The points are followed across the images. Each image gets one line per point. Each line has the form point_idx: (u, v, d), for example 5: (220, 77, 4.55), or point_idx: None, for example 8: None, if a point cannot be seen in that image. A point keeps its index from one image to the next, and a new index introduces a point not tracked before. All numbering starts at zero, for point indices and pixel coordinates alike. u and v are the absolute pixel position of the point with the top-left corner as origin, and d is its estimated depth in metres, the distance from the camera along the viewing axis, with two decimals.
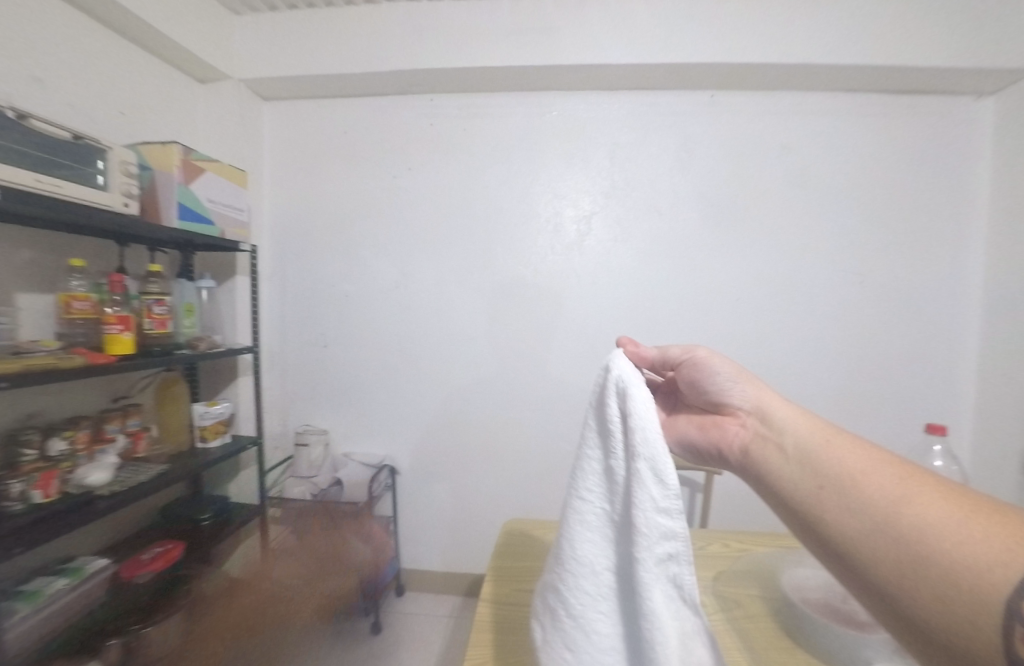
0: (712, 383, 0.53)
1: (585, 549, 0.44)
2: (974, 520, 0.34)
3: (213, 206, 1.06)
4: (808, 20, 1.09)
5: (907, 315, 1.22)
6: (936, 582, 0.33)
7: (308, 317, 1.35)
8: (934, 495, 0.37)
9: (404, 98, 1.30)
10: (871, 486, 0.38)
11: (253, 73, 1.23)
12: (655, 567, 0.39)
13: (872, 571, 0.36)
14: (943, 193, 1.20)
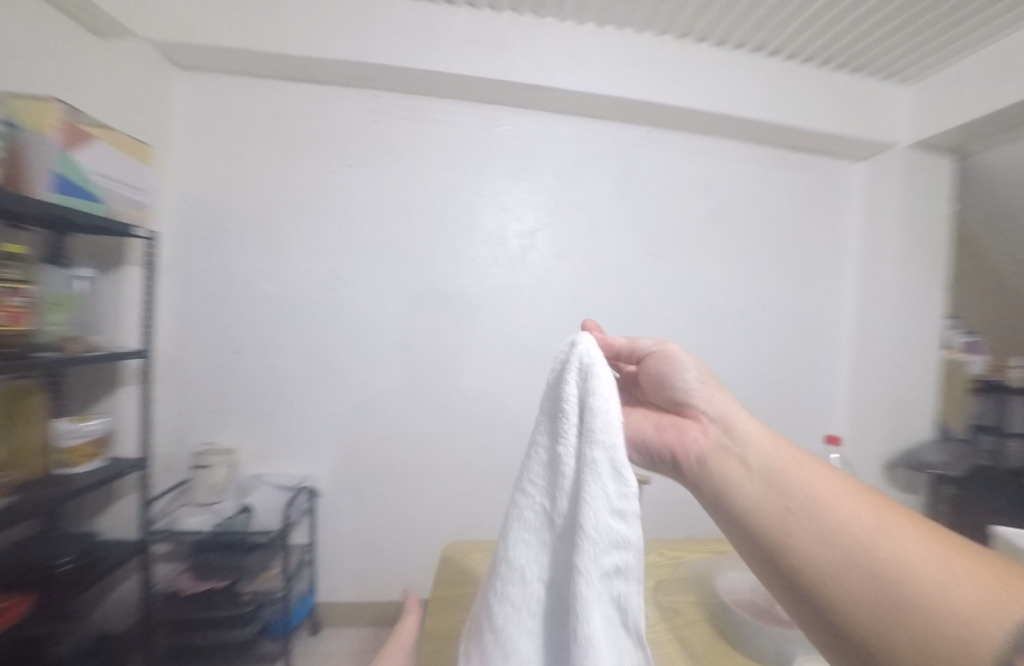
0: (679, 383, 0.47)
1: (520, 552, 0.37)
2: (951, 558, 0.33)
3: (101, 180, 0.90)
4: (729, 77, 1.24)
5: (798, 339, 1.42)
6: (912, 624, 0.30)
7: (216, 317, 1.18)
8: (905, 527, 0.35)
9: (345, 89, 1.22)
10: (845, 515, 0.35)
11: (161, 34, 1.07)
12: (598, 582, 0.32)
13: (840, 607, 0.33)
14: (825, 237, 1.43)
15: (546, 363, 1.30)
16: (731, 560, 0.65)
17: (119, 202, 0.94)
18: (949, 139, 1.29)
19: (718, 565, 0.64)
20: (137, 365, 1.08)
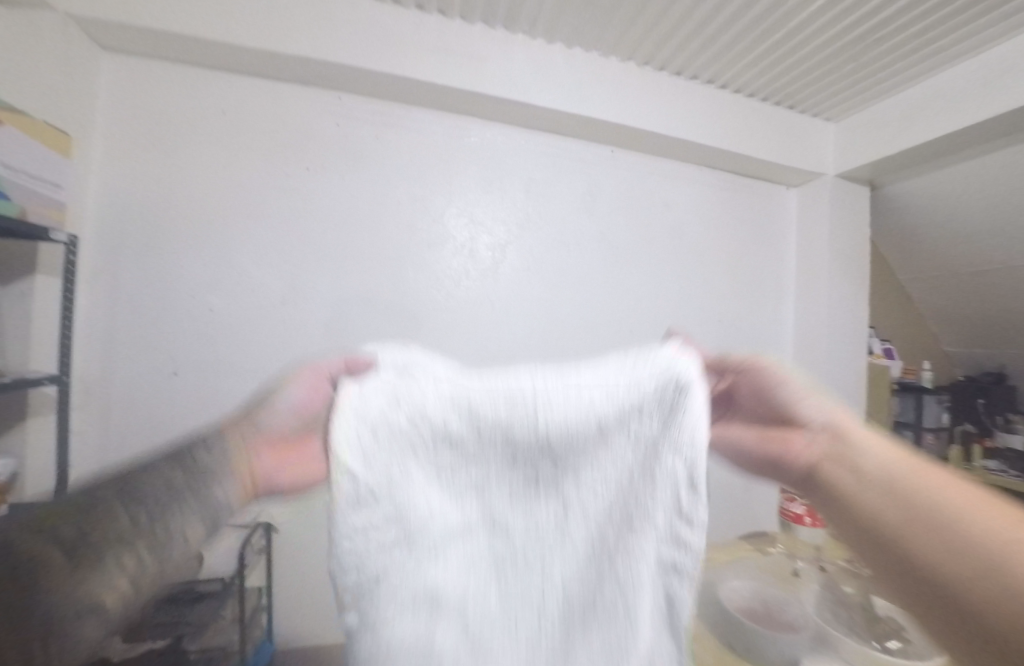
0: (784, 395, 0.46)
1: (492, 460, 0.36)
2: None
3: (11, 175, 0.75)
4: (685, 105, 1.33)
5: (746, 348, 1.54)
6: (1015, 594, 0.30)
7: (149, 334, 1.04)
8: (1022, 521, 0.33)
9: (305, 88, 1.14)
10: (944, 505, 0.35)
11: (84, 8, 0.93)
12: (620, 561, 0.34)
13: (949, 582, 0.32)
14: (767, 256, 1.57)
15: None
16: (725, 568, 0.68)
17: (31, 200, 0.80)
18: (866, 172, 1.47)
19: (713, 575, 0.67)
20: (51, 392, 0.92)
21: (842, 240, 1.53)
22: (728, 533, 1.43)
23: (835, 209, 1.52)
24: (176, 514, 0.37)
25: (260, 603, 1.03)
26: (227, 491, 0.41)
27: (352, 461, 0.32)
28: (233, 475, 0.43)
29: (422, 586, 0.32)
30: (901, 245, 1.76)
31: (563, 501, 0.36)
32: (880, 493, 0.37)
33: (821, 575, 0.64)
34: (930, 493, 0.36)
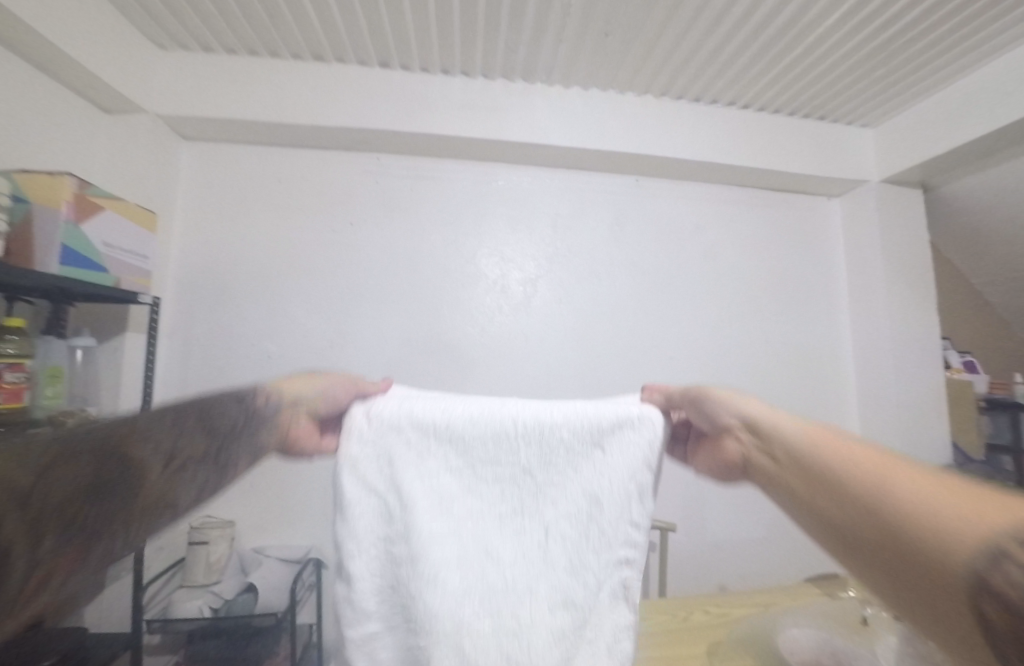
0: (712, 413, 0.50)
1: (484, 476, 0.45)
2: (943, 496, 0.29)
3: (108, 251, 0.90)
4: (707, 128, 1.34)
5: (800, 368, 1.44)
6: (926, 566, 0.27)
7: (215, 381, 1.15)
8: (920, 478, 0.31)
9: (348, 153, 1.27)
10: (869, 477, 0.33)
11: (170, 110, 1.13)
12: (578, 574, 0.42)
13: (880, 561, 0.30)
14: (813, 270, 1.49)
15: None
16: (784, 615, 0.62)
17: (123, 271, 0.94)
18: (914, 174, 1.38)
19: (771, 622, 0.61)
20: None
21: (896, 247, 1.43)
22: (798, 575, 1.30)
23: (885, 215, 1.43)
24: (234, 448, 0.45)
25: (310, 643, 1.04)
26: (266, 440, 0.50)
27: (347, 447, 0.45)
28: (275, 430, 0.51)
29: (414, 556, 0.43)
30: (973, 246, 1.60)
31: (540, 524, 0.44)
32: (793, 469, 0.40)
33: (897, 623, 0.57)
34: (843, 463, 0.35)
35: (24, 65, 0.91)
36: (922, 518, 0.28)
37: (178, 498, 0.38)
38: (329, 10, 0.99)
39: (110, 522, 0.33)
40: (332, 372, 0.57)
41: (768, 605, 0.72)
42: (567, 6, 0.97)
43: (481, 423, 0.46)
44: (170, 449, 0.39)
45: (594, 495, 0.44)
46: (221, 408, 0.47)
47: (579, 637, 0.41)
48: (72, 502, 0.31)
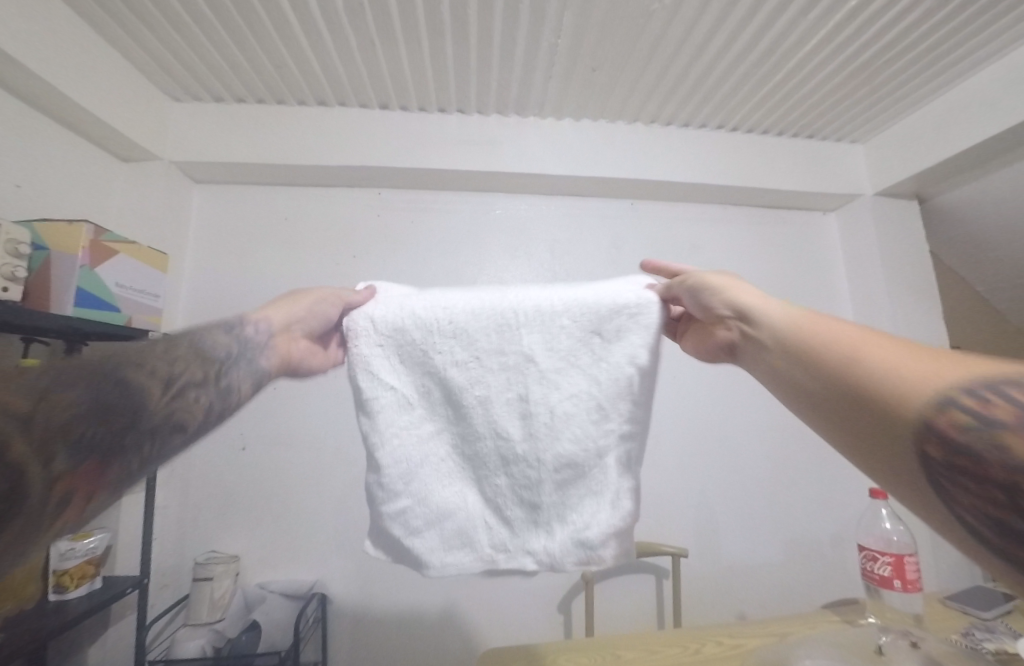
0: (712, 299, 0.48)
1: (489, 370, 0.48)
2: (912, 359, 0.30)
3: (121, 291, 0.94)
4: (697, 151, 1.38)
5: None
6: (877, 415, 0.29)
7: None
8: (897, 346, 0.32)
9: (351, 189, 1.33)
10: (854, 346, 0.33)
11: (183, 155, 1.20)
12: (580, 441, 0.45)
13: (845, 422, 0.31)
14: (813, 284, 1.49)
15: None
16: (798, 647, 0.60)
17: (135, 310, 0.97)
18: (908, 186, 1.40)
19: (787, 653, 0.59)
20: None
21: (896, 259, 1.43)
22: (821, 601, 1.24)
23: (882, 227, 1.44)
24: (232, 374, 0.47)
25: None
26: (267, 365, 0.52)
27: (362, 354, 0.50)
28: (269, 356, 0.53)
29: (434, 439, 0.49)
30: (979, 253, 1.58)
31: (543, 407, 0.47)
32: (775, 338, 0.40)
33: (917, 651, 0.54)
34: (830, 333, 0.36)
35: (49, 122, 0.99)
36: (890, 375, 0.29)
37: (185, 417, 0.40)
38: (332, 58, 1.06)
39: (117, 439, 0.34)
40: (322, 292, 0.59)
41: (784, 635, 0.69)
42: (555, 45, 1.03)
43: (483, 318, 0.49)
44: (164, 374, 0.40)
45: (596, 373, 0.47)
46: (211, 337, 0.48)
47: (582, 487, 0.45)
48: (76, 423, 0.31)
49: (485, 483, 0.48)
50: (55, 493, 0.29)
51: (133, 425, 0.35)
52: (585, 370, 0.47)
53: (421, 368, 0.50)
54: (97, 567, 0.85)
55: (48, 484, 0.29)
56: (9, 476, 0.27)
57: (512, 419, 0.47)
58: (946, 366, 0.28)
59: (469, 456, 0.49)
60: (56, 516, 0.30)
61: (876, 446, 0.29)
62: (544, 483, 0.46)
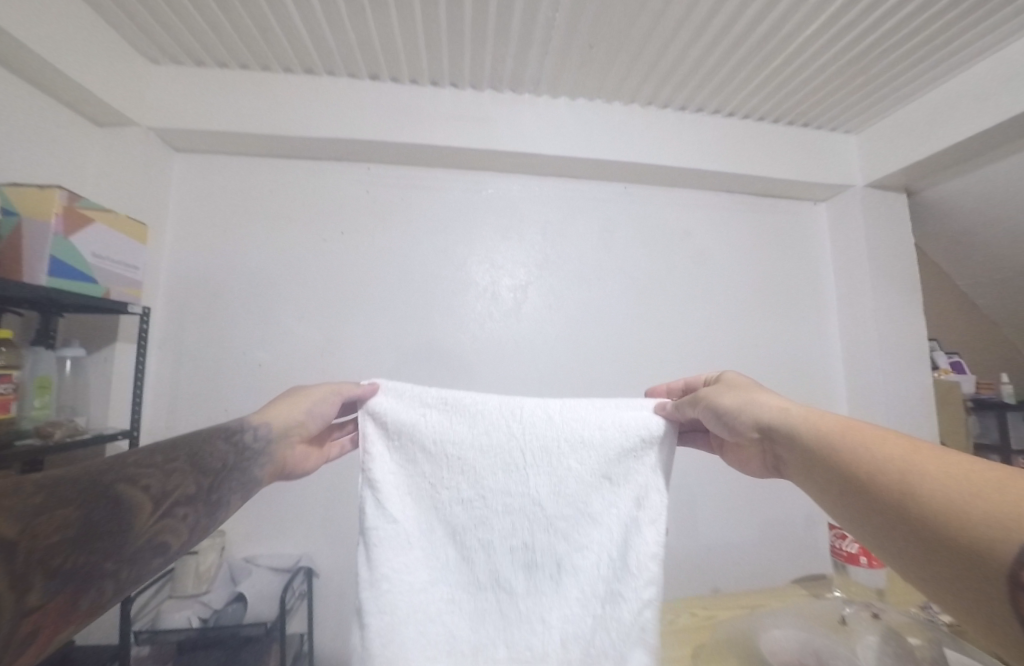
0: (725, 415, 0.54)
1: (488, 495, 0.56)
2: (972, 490, 0.33)
3: (98, 261, 0.90)
4: (693, 135, 1.36)
5: (795, 369, 1.44)
6: (953, 555, 0.32)
7: (206, 389, 1.14)
8: (947, 476, 0.35)
9: (338, 164, 1.29)
10: (908, 477, 0.36)
11: (163, 122, 1.14)
12: (558, 562, 0.55)
13: (917, 556, 0.34)
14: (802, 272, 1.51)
15: None
16: (767, 617, 0.63)
17: (113, 281, 0.94)
18: (896, 179, 1.41)
19: (756, 624, 0.62)
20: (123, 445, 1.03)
21: (881, 250, 1.45)
22: (792, 577, 1.29)
23: (869, 218, 1.45)
24: (227, 486, 0.50)
25: (302, 650, 1.03)
26: (260, 474, 0.55)
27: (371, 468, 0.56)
28: (270, 463, 0.57)
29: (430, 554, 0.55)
30: (960, 247, 1.62)
31: (532, 535, 0.56)
32: (815, 472, 0.44)
33: (878, 622, 0.57)
34: (867, 462, 0.40)
35: (16, 80, 0.93)
36: (951, 515, 0.33)
37: (169, 538, 0.43)
38: (320, 25, 1.02)
39: (99, 564, 0.36)
40: (317, 390, 0.63)
41: (757, 607, 0.72)
42: (553, 20, 0.99)
43: (485, 431, 0.58)
44: (159, 491, 0.43)
45: (581, 506, 0.57)
46: (212, 448, 0.51)
47: (555, 604, 0.53)
48: (59, 550, 0.34)
49: (471, 598, 0.54)
50: (22, 628, 0.31)
51: (118, 550, 0.38)
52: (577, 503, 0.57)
53: (422, 485, 0.57)
54: None
55: (14, 620, 0.30)
56: None
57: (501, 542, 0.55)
58: (1006, 502, 0.31)
59: (462, 553, 0.55)
60: (17, 662, 0.30)
61: (954, 584, 0.32)
62: (527, 596, 0.54)
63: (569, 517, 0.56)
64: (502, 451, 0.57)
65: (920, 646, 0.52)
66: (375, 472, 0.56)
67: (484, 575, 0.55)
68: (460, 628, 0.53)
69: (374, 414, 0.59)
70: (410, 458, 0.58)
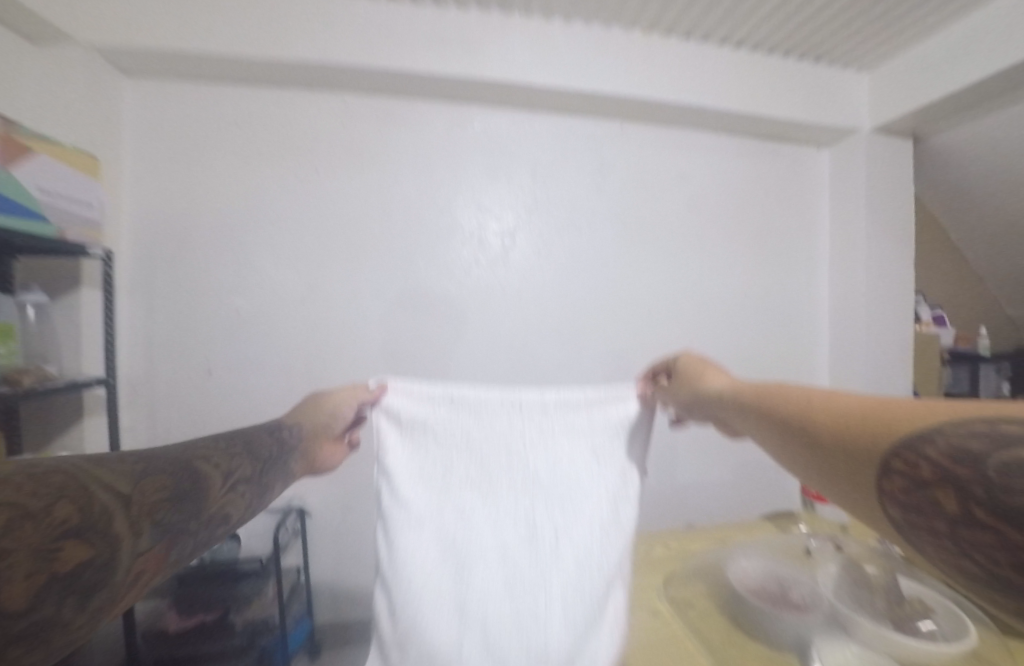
0: (701, 397, 0.60)
1: (494, 476, 0.63)
2: (875, 410, 0.38)
3: (46, 197, 0.82)
4: (697, 67, 1.25)
5: (784, 320, 1.44)
6: (851, 458, 0.37)
7: (183, 337, 1.10)
8: (856, 406, 0.40)
9: (309, 93, 1.17)
10: (826, 408, 0.42)
11: (104, 38, 1.00)
12: (558, 533, 0.61)
13: (826, 466, 0.39)
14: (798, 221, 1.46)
15: (534, 361, 1.25)
16: (736, 548, 0.67)
17: (66, 220, 0.87)
18: (905, 123, 1.34)
19: (725, 555, 0.66)
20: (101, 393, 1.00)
21: (880, 199, 1.41)
22: (761, 513, 1.38)
23: (872, 165, 1.40)
24: (274, 470, 0.54)
25: (299, 581, 1.09)
26: (295, 467, 0.59)
27: (386, 452, 0.64)
28: (300, 460, 0.60)
29: (439, 532, 0.61)
30: (958, 197, 1.58)
31: (535, 510, 0.62)
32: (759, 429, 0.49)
33: (840, 553, 0.61)
34: (793, 408, 0.45)
35: None
36: (854, 432, 0.38)
37: (232, 511, 0.46)
38: None
39: (184, 524, 0.41)
40: (344, 387, 0.67)
41: (726, 539, 0.76)
42: None
43: (491, 418, 0.65)
44: (225, 469, 0.48)
45: (579, 484, 0.63)
46: (260, 439, 0.55)
47: (556, 572, 0.59)
48: (156, 506, 0.39)
49: (479, 572, 0.60)
50: (131, 570, 0.36)
51: (198, 512, 0.42)
52: (574, 480, 0.63)
53: (431, 469, 0.64)
54: None
55: (131, 558, 0.35)
56: (108, 546, 0.34)
57: (506, 516, 0.61)
58: (893, 418, 0.36)
59: (467, 528, 0.61)
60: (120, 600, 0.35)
61: (856, 490, 0.37)
62: (531, 566, 0.59)
63: (567, 493, 0.63)
64: (505, 436, 0.64)
65: (876, 571, 0.56)
66: (391, 459, 0.63)
67: (490, 548, 0.60)
68: (471, 602, 0.58)
69: (387, 410, 0.65)
70: (419, 446, 0.64)
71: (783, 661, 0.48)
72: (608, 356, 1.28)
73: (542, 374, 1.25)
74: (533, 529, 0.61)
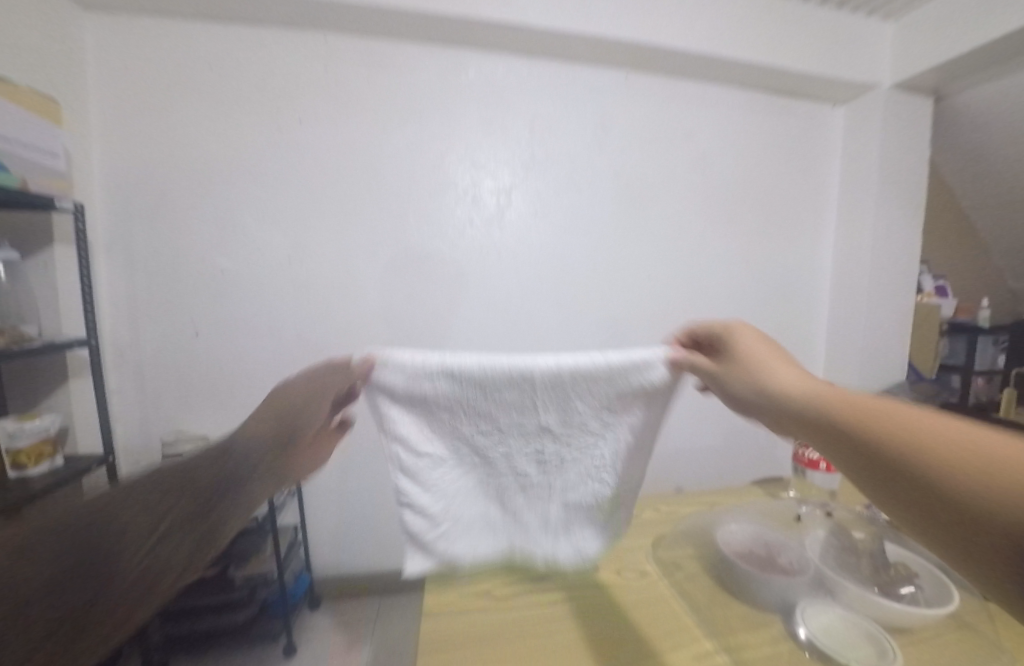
0: (747, 380, 0.53)
1: (512, 432, 0.55)
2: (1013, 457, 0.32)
3: (5, 144, 0.76)
4: (710, 9, 1.15)
5: (785, 289, 1.41)
6: (976, 515, 0.32)
7: (167, 299, 1.07)
8: (971, 440, 0.35)
9: (285, 31, 1.07)
10: (935, 438, 0.36)
11: None
12: (584, 467, 0.58)
13: (931, 508, 0.35)
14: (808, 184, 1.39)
15: (530, 327, 1.23)
16: (725, 512, 0.68)
17: (30, 170, 0.81)
18: (926, 80, 1.26)
19: (713, 520, 0.67)
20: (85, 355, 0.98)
21: (894, 161, 1.35)
22: (749, 477, 1.42)
23: (889, 125, 1.32)
24: (224, 505, 0.46)
25: (297, 539, 1.12)
26: (266, 479, 0.51)
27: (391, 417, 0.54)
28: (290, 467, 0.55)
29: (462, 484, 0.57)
30: (973, 161, 1.52)
31: (559, 454, 0.57)
32: (826, 432, 0.44)
33: (827, 519, 0.62)
34: (880, 422, 0.40)
35: None
36: (984, 481, 0.33)
37: (167, 568, 0.40)
38: None
39: (89, 602, 0.36)
40: (307, 370, 0.57)
41: (715, 503, 0.78)
42: None
43: (502, 377, 0.51)
44: (148, 520, 0.41)
45: (603, 427, 0.56)
46: (204, 466, 0.46)
47: (586, 503, 0.58)
48: (34, 594, 0.34)
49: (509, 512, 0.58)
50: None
51: (102, 587, 0.37)
52: (598, 423, 0.56)
53: (442, 429, 0.55)
54: (55, 446, 0.83)
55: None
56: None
57: (529, 463, 0.56)
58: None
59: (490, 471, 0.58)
60: None
61: (965, 542, 0.33)
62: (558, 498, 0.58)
63: (590, 434, 0.56)
64: (521, 395, 0.52)
65: (861, 536, 0.57)
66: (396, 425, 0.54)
67: (515, 483, 0.58)
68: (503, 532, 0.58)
69: (380, 385, 0.53)
70: (422, 409, 0.54)
71: (767, 620, 0.49)
72: (604, 322, 1.27)
73: (538, 339, 1.24)
74: (558, 469, 0.57)
